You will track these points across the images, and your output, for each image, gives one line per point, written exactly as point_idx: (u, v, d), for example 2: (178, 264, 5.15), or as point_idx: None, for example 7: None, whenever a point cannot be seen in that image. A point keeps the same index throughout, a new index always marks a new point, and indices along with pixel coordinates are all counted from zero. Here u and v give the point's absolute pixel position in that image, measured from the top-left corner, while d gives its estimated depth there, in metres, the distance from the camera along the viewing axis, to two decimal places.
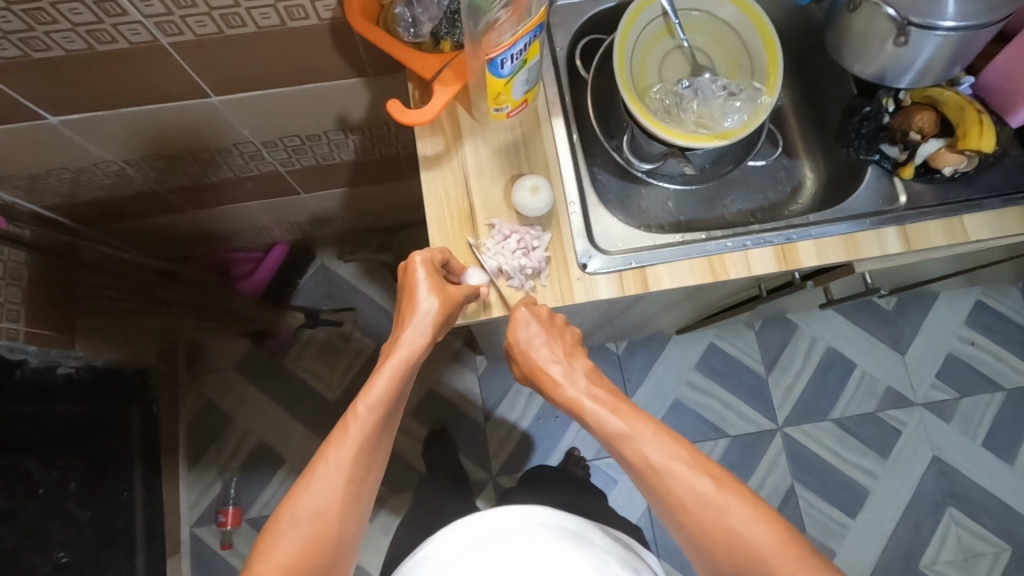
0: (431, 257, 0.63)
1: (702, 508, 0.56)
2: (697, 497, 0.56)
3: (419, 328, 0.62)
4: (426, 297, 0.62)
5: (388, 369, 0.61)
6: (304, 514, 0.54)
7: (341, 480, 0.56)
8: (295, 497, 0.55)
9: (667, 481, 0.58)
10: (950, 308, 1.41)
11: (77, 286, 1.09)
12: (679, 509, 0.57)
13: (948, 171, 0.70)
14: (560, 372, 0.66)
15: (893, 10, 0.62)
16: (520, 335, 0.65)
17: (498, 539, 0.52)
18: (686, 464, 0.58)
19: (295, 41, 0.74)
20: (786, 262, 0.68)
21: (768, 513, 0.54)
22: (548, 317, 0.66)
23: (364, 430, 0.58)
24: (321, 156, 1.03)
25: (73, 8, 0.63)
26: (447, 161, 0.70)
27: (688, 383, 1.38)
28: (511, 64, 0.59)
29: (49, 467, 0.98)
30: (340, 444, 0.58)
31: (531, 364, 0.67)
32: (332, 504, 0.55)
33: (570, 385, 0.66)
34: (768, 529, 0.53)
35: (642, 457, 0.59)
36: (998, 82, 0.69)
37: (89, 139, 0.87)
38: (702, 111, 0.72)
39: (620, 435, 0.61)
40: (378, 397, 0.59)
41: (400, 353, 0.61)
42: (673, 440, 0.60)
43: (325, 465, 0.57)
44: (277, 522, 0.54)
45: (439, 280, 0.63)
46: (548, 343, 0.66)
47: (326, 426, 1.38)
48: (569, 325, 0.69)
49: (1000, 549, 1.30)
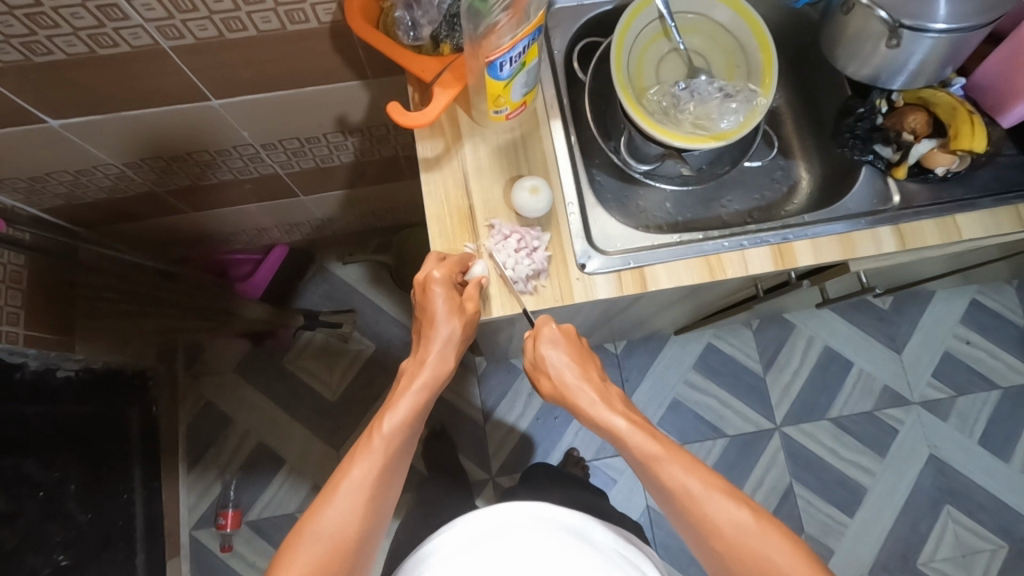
0: (448, 278, 0.63)
1: (740, 538, 0.55)
2: (737, 527, 0.55)
3: (442, 348, 0.63)
4: (447, 320, 0.63)
5: (412, 390, 0.62)
6: (326, 530, 0.55)
7: (363, 498, 0.57)
8: (316, 512, 0.56)
9: (705, 508, 0.57)
10: (945, 307, 1.42)
11: (77, 288, 1.11)
12: (718, 540, 0.56)
13: (941, 171, 0.71)
14: (592, 394, 0.65)
15: (885, 13, 0.63)
16: (547, 353, 0.66)
17: (504, 538, 0.52)
18: (724, 494, 0.57)
19: (295, 44, 0.74)
20: (782, 261, 0.69)
21: (805, 549, 0.54)
22: (571, 335, 0.69)
23: (388, 449, 0.59)
24: (320, 158, 1.03)
25: (74, 12, 0.64)
26: (447, 162, 0.71)
27: (686, 382, 1.39)
28: (510, 67, 0.59)
29: (49, 469, 0.98)
30: (364, 460, 0.59)
31: (560, 383, 0.66)
32: (353, 522, 0.56)
33: (604, 406, 0.65)
34: (805, 563, 0.53)
35: (679, 483, 0.59)
36: (989, 83, 0.70)
37: (90, 143, 0.87)
38: (699, 113, 0.73)
39: (655, 459, 0.60)
40: (402, 417, 0.61)
41: (424, 373, 0.63)
42: (707, 469, 0.60)
43: (347, 482, 0.58)
44: (298, 537, 0.55)
45: (457, 300, 0.64)
46: (580, 366, 0.67)
47: (326, 428, 1.38)
48: (592, 352, 0.70)
49: (997, 546, 1.31)
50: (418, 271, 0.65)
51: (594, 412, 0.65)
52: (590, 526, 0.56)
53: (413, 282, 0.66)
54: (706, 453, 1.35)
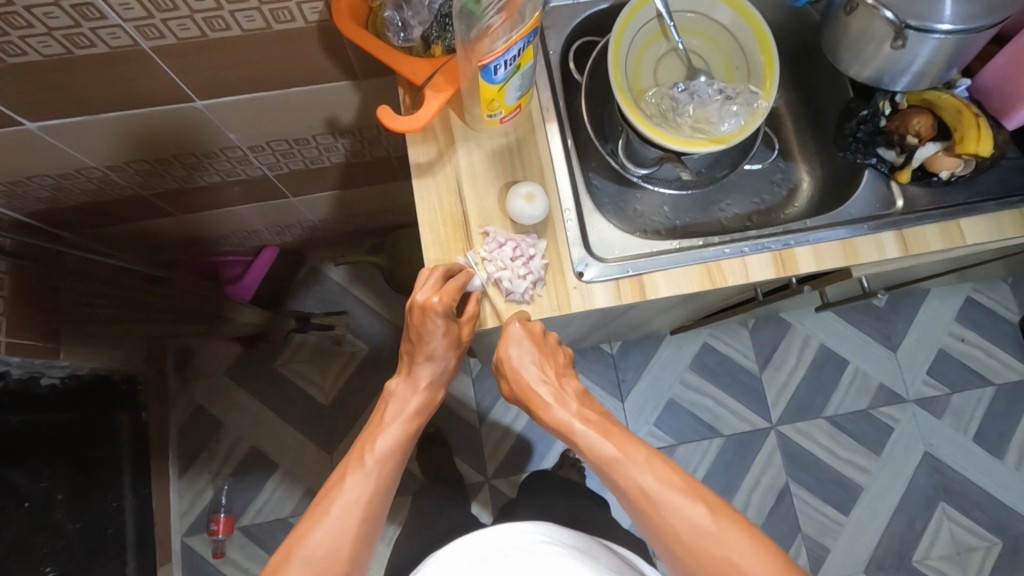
0: (449, 307, 0.60)
1: (696, 538, 0.56)
2: (693, 527, 0.56)
3: (435, 376, 0.65)
4: (442, 354, 0.64)
5: (403, 416, 0.63)
6: (315, 552, 0.54)
7: (354, 518, 0.56)
8: (306, 533, 0.55)
9: (661, 510, 0.58)
10: (941, 304, 1.41)
11: (60, 293, 1.05)
12: (673, 540, 0.57)
13: (945, 175, 0.69)
14: (550, 395, 0.65)
15: (890, 13, 0.61)
16: (510, 353, 0.64)
17: (503, 557, 0.52)
18: (682, 493, 0.58)
19: (282, 44, 0.72)
20: (783, 268, 0.67)
21: (767, 545, 0.55)
22: (539, 333, 0.65)
23: (379, 473, 0.59)
24: (310, 159, 1.01)
25: (48, 12, 0.61)
26: (440, 167, 0.69)
27: (682, 382, 1.38)
28: (504, 70, 0.57)
29: (35, 479, 0.96)
30: (355, 482, 0.58)
31: (519, 383, 0.66)
32: (344, 544, 0.55)
33: (560, 406, 0.65)
34: (764, 561, 0.53)
35: (635, 484, 0.60)
36: (994, 85, 0.69)
37: (71, 145, 0.85)
38: (698, 115, 0.71)
39: (613, 461, 0.61)
40: (395, 440, 0.62)
41: (416, 400, 0.64)
42: (667, 466, 0.61)
43: (339, 502, 0.57)
44: (286, 558, 0.54)
45: (454, 331, 0.63)
46: (539, 363, 0.65)
47: (319, 432, 1.36)
48: (559, 345, 0.69)
49: (991, 544, 1.31)
50: (414, 293, 0.62)
51: (549, 414, 0.65)
52: (595, 550, 0.56)
53: (408, 301, 0.63)
54: (702, 453, 1.35)
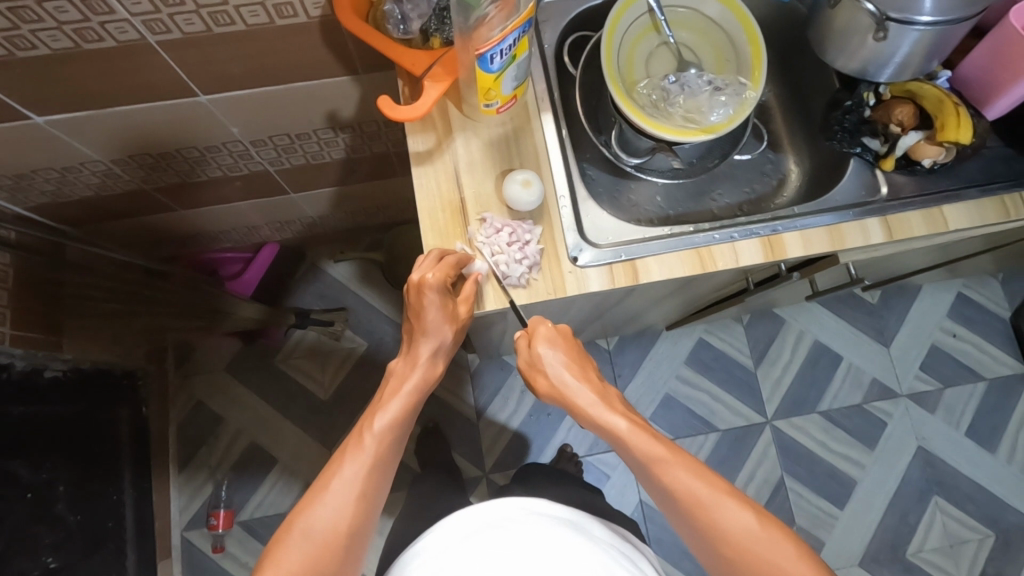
0: (443, 283, 0.63)
1: (747, 543, 0.55)
2: (744, 532, 0.55)
3: (435, 350, 0.65)
4: (439, 328, 0.64)
5: (402, 394, 0.64)
6: (316, 527, 0.56)
7: (353, 493, 0.58)
8: (307, 509, 0.57)
9: (711, 513, 0.57)
10: (933, 300, 1.43)
11: (64, 288, 1.07)
12: (723, 543, 0.56)
13: (928, 163, 0.72)
14: (592, 395, 0.66)
15: (872, 6, 0.64)
16: (544, 352, 0.68)
17: (499, 528, 0.53)
18: (731, 499, 0.58)
19: (284, 39, 0.74)
20: (772, 252, 0.69)
21: (814, 556, 0.54)
22: (565, 336, 0.70)
23: (378, 450, 0.61)
24: (311, 154, 1.03)
25: (59, 6, 0.63)
26: (438, 156, 0.71)
27: (678, 377, 1.40)
28: (500, 58, 0.60)
29: (36, 470, 0.97)
30: (355, 459, 0.60)
31: (558, 384, 0.67)
32: (344, 519, 0.56)
33: (603, 405, 0.66)
34: (815, 572, 0.53)
35: (683, 486, 0.59)
36: (974, 76, 0.71)
37: (76, 139, 0.87)
38: (689, 106, 0.73)
39: (659, 461, 0.61)
40: (393, 417, 0.63)
41: (415, 376, 0.65)
42: (713, 474, 0.60)
43: (338, 479, 0.58)
44: (287, 533, 0.56)
45: (449, 306, 0.65)
46: (575, 366, 0.68)
47: (318, 427, 1.37)
48: (588, 352, 0.71)
49: (984, 536, 1.33)
50: (412, 272, 0.64)
51: (594, 413, 0.65)
52: (585, 521, 0.58)
53: (407, 282, 0.65)
54: (697, 448, 1.36)
